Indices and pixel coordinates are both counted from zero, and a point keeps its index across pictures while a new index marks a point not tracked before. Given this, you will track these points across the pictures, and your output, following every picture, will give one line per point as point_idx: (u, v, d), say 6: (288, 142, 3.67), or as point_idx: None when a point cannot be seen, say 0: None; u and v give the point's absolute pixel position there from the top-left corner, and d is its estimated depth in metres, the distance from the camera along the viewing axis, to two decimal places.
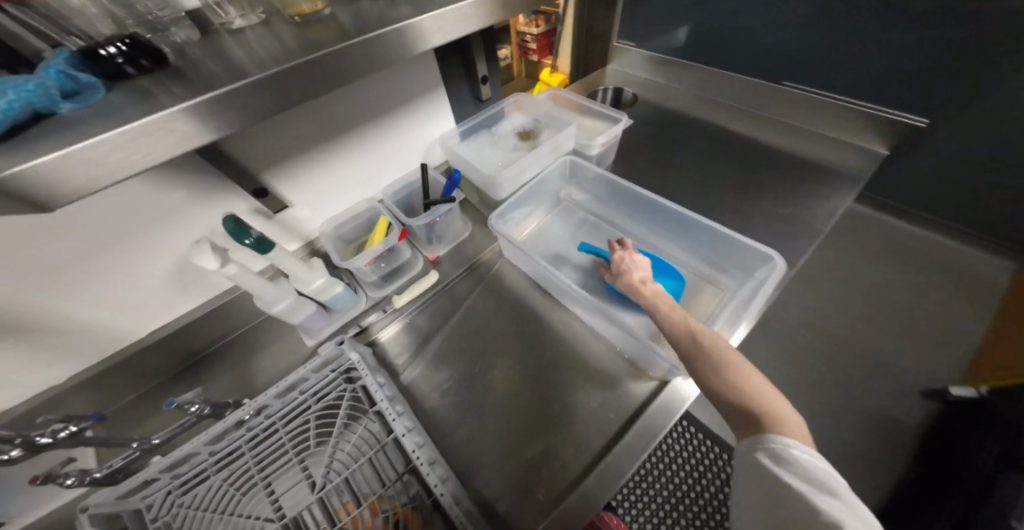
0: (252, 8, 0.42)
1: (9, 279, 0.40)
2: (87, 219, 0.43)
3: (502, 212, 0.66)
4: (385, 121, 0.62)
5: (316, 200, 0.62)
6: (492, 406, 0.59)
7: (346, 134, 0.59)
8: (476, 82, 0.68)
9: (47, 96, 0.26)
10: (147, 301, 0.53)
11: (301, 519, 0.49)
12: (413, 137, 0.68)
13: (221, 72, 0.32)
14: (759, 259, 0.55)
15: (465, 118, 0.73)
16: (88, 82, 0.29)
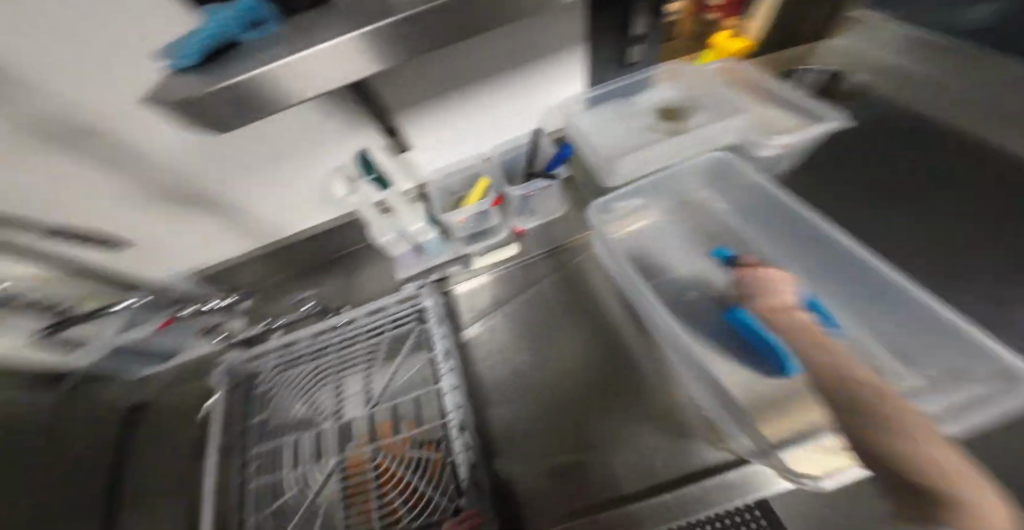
0: None
1: (217, 170, 0.53)
2: (264, 132, 0.51)
3: (608, 199, 0.57)
4: (515, 74, 0.58)
5: (432, 147, 0.64)
6: (534, 398, 0.56)
7: (477, 84, 0.57)
8: (627, 41, 0.56)
9: (236, 23, 0.29)
10: (296, 207, 0.64)
11: (353, 422, 0.57)
12: (541, 95, 0.63)
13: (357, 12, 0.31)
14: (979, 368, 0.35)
15: (602, 83, 0.63)
16: (270, 13, 0.31)
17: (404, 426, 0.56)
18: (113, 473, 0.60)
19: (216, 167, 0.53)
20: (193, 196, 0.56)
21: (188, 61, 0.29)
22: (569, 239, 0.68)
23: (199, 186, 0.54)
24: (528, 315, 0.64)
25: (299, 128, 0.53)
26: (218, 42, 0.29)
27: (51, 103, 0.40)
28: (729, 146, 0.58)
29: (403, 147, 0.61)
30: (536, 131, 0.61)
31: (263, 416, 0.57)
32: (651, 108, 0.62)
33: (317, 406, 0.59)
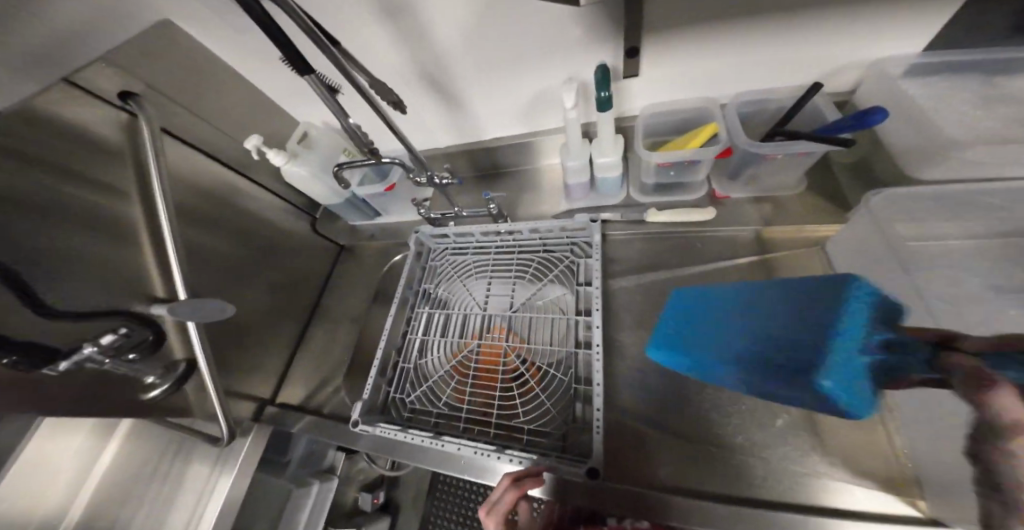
0: None
1: (465, 64, 0.57)
2: (523, 37, 0.51)
3: (896, 192, 0.44)
4: (836, 9, 0.44)
5: (664, 81, 0.57)
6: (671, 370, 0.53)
7: (784, 8, 0.45)
8: None
9: None
10: (507, 115, 0.67)
11: (491, 319, 0.62)
12: (857, 38, 0.47)
13: None
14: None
15: (950, 48, 0.45)
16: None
17: (536, 341, 0.59)
18: (319, 289, 0.82)
19: (470, 58, 0.55)
20: (439, 82, 0.61)
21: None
22: (771, 224, 0.57)
23: (449, 73, 0.59)
24: (696, 291, 0.58)
25: (558, 32, 0.50)
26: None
27: None
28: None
29: (630, 72, 0.56)
30: (817, 85, 0.48)
31: (430, 286, 0.68)
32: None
33: (469, 294, 0.66)
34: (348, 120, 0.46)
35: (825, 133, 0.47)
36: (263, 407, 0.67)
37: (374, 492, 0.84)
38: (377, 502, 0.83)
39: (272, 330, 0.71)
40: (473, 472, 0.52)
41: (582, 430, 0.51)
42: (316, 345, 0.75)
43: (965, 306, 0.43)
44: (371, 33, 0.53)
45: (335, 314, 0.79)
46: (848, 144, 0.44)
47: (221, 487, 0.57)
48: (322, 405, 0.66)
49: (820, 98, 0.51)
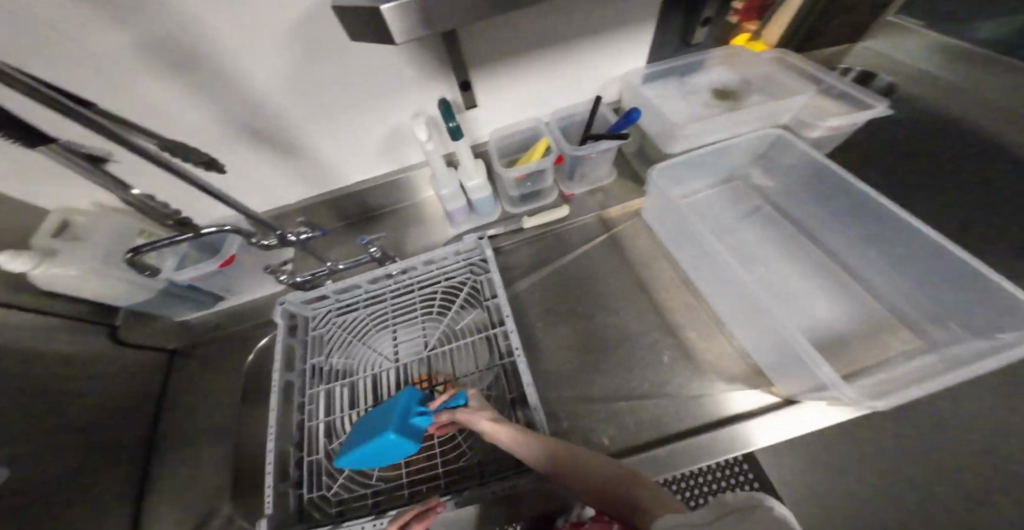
0: None
1: (294, 110, 0.53)
2: (353, 78, 0.51)
3: (669, 168, 0.62)
4: (592, 43, 0.59)
5: (499, 107, 0.66)
6: (580, 347, 0.60)
7: (557, 47, 0.58)
8: (696, 23, 0.59)
9: None
10: (360, 156, 0.64)
11: (410, 368, 0.58)
12: (607, 65, 0.65)
13: None
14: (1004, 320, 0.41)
15: (661, 63, 0.66)
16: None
17: (461, 371, 0.57)
18: (152, 420, 0.60)
19: (299, 104, 0.52)
20: (264, 133, 0.55)
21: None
22: (610, 208, 0.72)
23: (275, 121, 0.54)
24: (574, 275, 0.67)
25: (385, 75, 0.52)
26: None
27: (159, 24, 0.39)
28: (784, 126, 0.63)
29: (472, 103, 0.62)
30: (598, 99, 0.64)
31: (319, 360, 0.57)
32: (710, 86, 0.66)
33: (374, 350, 0.60)
34: (131, 191, 0.37)
35: (614, 131, 0.62)
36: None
37: None
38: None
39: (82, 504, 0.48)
40: None
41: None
42: (168, 494, 0.55)
43: (728, 233, 0.62)
44: (157, 88, 0.45)
45: (188, 440, 0.59)
46: (621, 137, 0.60)
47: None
48: None
49: (603, 108, 0.68)
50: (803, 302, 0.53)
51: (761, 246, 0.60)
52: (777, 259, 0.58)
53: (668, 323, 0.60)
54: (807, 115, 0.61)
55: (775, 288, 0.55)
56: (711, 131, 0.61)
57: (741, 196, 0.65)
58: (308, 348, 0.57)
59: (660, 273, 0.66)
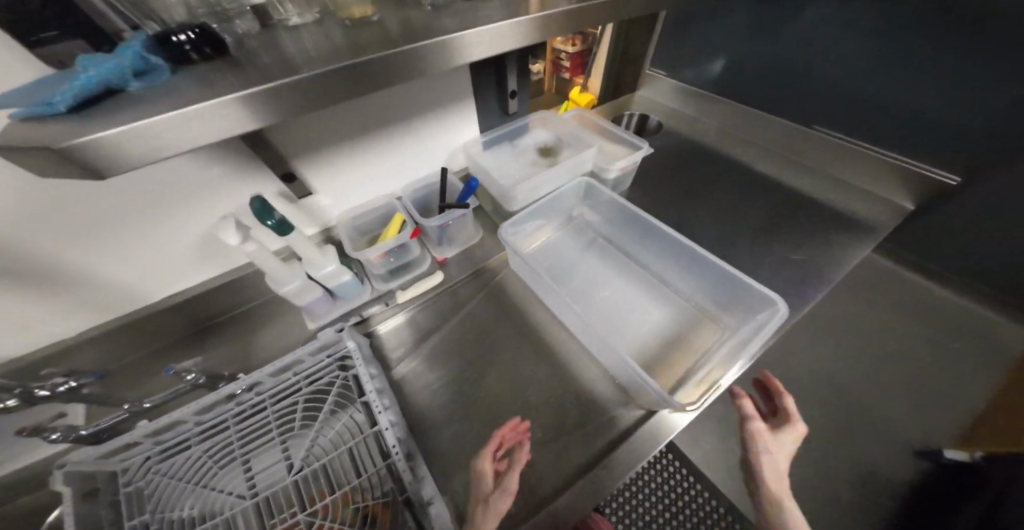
0: (309, 7, 0.43)
1: (51, 234, 0.43)
2: (135, 188, 0.45)
3: (515, 222, 0.68)
4: (416, 122, 0.64)
5: (339, 190, 0.64)
6: (478, 408, 0.58)
7: (381, 133, 0.62)
8: (506, 96, 0.69)
9: (116, 73, 0.28)
10: (170, 268, 0.55)
11: (273, 499, 0.47)
12: (439, 141, 0.70)
13: (275, 64, 0.34)
14: (756, 302, 0.56)
15: (490, 128, 0.74)
16: (158, 64, 0.31)
17: (343, 479, 0.48)
18: None
19: (56, 221, 0.43)
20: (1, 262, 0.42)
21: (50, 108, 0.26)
22: (484, 261, 0.74)
23: (19, 244, 0.42)
24: (454, 338, 0.66)
25: (176, 177, 0.48)
26: (95, 88, 0.27)
27: None
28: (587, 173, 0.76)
29: (303, 194, 0.59)
30: (443, 169, 0.67)
31: (144, 518, 0.42)
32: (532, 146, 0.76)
33: (222, 495, 0.47)
34: None
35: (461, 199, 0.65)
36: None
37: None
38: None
39: None
40: None
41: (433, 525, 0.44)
42: None
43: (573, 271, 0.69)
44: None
45: None
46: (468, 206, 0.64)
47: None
48: None
49: (451, 175, 0.71)
50: (639, 320, 0.62)
51: (597, 276, 0.68)
52: (612, 284, 0.67)
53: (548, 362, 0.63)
54: (602, 160, 0.75)
55: (617, 313, 0.63)
56: (539, 186, 0.69)
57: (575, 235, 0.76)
58: (121, 511, 0.42)
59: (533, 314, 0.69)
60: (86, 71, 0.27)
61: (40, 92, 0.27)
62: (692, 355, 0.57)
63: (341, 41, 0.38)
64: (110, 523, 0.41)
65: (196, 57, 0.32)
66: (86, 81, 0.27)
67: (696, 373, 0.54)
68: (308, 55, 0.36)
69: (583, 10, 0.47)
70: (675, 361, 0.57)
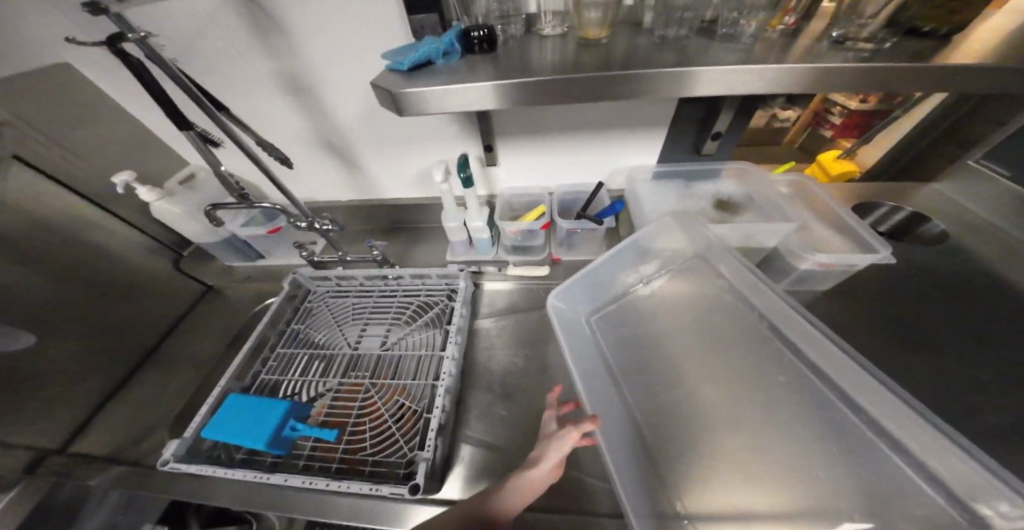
0: (565, 21, 0.46)
1: (360, 136, 0.70)
2: (403, 123, 0.67)
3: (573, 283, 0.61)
4: (606, 136, 0.68)
5: (515, 169, 0.75)
6: (516, 396, 0.61)
7: (570, 137, 0.68)
8: (706, 135, 0.63)
9: (434, 51, 0.40)
10: (395, 180, 0.79)
11: (361, 357, 0.64)
12: (617, 159, 0.72)
13: (512, 59, 0.42)
14: (976, 487, 0.35)
15: (674, 164, 0.70)
16: (458, 49, 0.41)
17: (402, 374, 0.61)
18: (166, 332, 0.74)
19: (359, 131, 0.68)
20: (328, 143, 0.71)
21: (394, 65, 0.40)
22: None
23: (339, 136, 0.70)
24: (532, 329, 0.70)
25: (423, 127, 0.67)
26: (421, 59, 0.40)
27: (289, 63, 0.57)
28: (770, 249, 0.62)
29: (492, 161, 0.73)
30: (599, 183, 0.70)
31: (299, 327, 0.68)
32: (711, 197, 0.68)
33: (343, 334, 0.67)
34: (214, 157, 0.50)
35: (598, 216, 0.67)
36: (42, 459, 0.55)
37: None
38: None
39: (78, 380, 0.60)
40: (314, 511, 0.49)
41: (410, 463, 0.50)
42: (143, 393, 0.66)
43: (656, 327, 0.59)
44: (261, 95, 0.62)
45: (180, 358, 0.71)
46: (600, 224, 0.66)
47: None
48: (133, 461, 0.57)
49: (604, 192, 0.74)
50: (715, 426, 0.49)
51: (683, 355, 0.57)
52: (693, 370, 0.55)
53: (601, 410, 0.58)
54: (795, 245, 0.59)
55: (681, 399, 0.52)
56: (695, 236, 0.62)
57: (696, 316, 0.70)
58: (295, 314, 0.69)
59: None
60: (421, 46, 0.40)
61: (397, 54, 0.41)
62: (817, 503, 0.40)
63: (564, 54, 0.42)
64: (286, 319, 0.68)
65: (479, 48, 0.41)
66: (420, 51, 0.39)
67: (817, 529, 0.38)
68: (528, 60, 0.42)
69: (884, 71, 0.34)
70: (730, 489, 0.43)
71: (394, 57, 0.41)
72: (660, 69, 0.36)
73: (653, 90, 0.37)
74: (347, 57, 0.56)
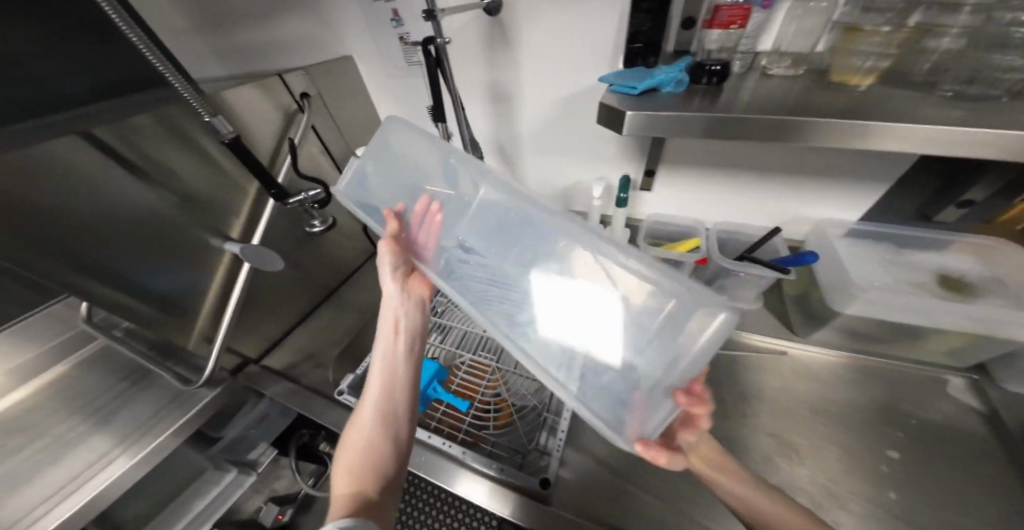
0: (800, 64, 0.44)
1: (534, 144, 0.78)
2: (576, 139, 0.72)
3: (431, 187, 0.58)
4: (793, 185, 0.60)
5: (667, 199, 0.69)
6: None
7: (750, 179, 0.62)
8: (950, 201, 0.52)
9: (666, 81, 0.42)
10: (544, 186, 0.86)
11: (488, 341, 0.70)
12: (795, 213, 0.64)
13: (743, 98, 0.41)
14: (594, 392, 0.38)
15: (878, 224, 0.59)
16: (686, 79, 0.43)
17: (521, 368, 0.66)
18: (340, 281, 0.93)
19: (534, 138, 0.77)
20: (503, 145, 0.82)
21: (625, 89, 0.43)
22: (743, 332, 0.68)
23: (515, 141, 0.79)
24: None
25: (589, 141, 0.71)
26: (652, 84, 0.42)
27: (504, 75, 0.69)
28: None
29: (646, 187, 0.69)
30: (775, 229, 0.57)
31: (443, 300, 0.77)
32: (935, 271, 0.54)
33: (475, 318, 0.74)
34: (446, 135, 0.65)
35: (778, 263, 0.55)
36: (244, 365, 0.71)
37: (281, 508, 0.87)
38: (279, 518, 0.86)
39: (287, 303, 0.79)
40: (429, 472, 0.52)
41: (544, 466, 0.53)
42: (319, 324, 0.84)
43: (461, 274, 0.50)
44: (472, 100, 0.76)
45: (347, 304, 0.89)
46: (776, 235, 0.57)
47: (108, 471, 0.53)
48: (305, 378, 0.73)
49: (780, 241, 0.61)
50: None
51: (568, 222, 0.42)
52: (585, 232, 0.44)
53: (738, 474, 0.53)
54: None
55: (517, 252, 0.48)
56: (903, 305, 0.51)
57: (867, 386, 0.61)
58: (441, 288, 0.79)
59: (755, 417, 0.59)
60: (655, 75, 0.43)
61: (627, 79, 0.45)
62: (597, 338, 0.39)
63: (808, 96, 0.39)
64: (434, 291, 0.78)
65: (706, 82, 0.43)
66: (653, 78, 0.42)
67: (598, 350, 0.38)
68: (765, 97, 0.41)
69: None
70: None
71: (625, 81, 0.44)
72: (849, 121, 0.34)
73: (834, 142, 0.35)
74: (554, 72, 0.64)
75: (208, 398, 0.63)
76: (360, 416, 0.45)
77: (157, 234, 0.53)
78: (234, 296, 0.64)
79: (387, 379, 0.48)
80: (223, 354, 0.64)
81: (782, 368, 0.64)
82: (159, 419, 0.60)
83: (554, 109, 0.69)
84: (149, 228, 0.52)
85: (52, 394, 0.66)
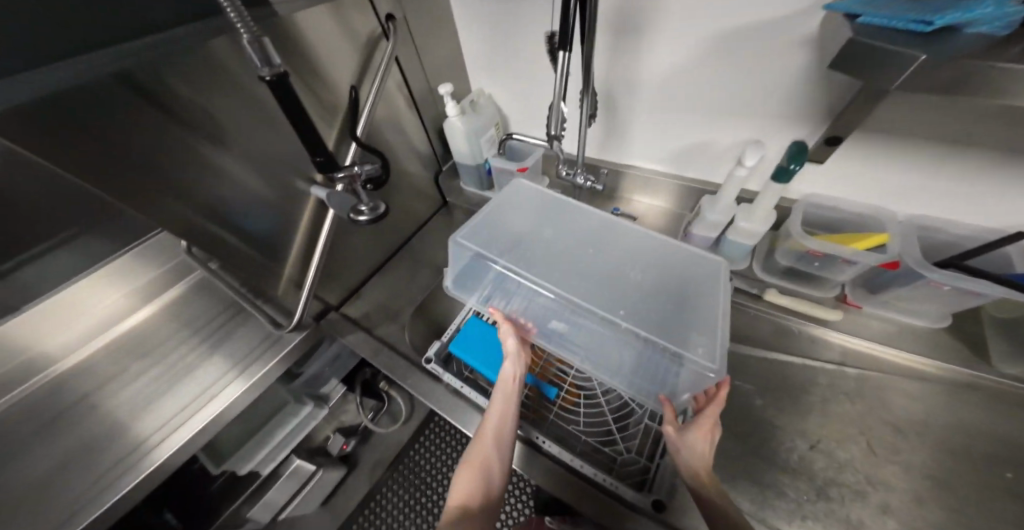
0: None
1: (659, 96, 0.63)
2: (725, 92, 0.57)
3: (476, 236, 0.58)
4: None
5: (839, 174, 0.56)
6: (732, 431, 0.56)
7: (977, 166, 0.47)
8: None
9: (986, 19, 0.29)
10: (655, 147, 0.72)
11: None
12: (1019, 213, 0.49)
13: None
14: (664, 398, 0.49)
15: None
16: (1013, 21, 0.29)
17: None
18: (411, 234, 0.88)
19: (662, 88, 0.62)
20: (617, 95, 0.68)
21: (909, 26, 0.31)
22: (895, 349, 0.57)
23: (635, 91, 0.65)
24: (774, 376, 0.61)
25: (748, 87, 0.55)
26: (962, 21, 0.29)
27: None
28: None
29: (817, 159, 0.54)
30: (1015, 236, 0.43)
31: None
32: None
33: None
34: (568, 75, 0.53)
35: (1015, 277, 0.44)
36: (326, 312, 0.70)
37: (346, 440, 0.91)
38: (344, 449, 0.90)
39: (364, 251, 0.76)
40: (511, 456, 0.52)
41: (641, 466, 0.51)
42: (393, 276, 0.81)
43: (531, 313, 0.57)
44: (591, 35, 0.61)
45: (421, 258, 0.85)
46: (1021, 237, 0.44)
47: (224, 396, 0.56)
48: (384, 331, 0.71)
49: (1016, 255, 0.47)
50: (653, 294, 0.53)
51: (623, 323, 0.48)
52: (630, 314, 0.50)
53: (877, 513, 0.49)
54: None
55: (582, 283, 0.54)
56: None
57: None
58: None
59: (910, 453, 0.52)
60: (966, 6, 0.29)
61: (906, 10, 0.32)
62: (647, 367, 0.50)
63: None
64: None
65: None
66: (968, 12, 0.28)
67: (651, 375, 0.49)
68: None
69: None
70: (712, 300, 0.49)
71: (906, 14, 0.31)
72: None
73: None
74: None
75: (296, 343, 0.63)
76: (479, 455, 0.45)
77: (254, 171, 0.48)
78: (321, 237, 0.60)
79: (505, 424, 0.48)
80: (310, 302, 0.63)
81: (925, 392, 0.56)
82: (259, 357, 0.61)
83: (705, 50, 0.54)
84: (240, 163, 0.46)
85: (165, 313, 0.70)
